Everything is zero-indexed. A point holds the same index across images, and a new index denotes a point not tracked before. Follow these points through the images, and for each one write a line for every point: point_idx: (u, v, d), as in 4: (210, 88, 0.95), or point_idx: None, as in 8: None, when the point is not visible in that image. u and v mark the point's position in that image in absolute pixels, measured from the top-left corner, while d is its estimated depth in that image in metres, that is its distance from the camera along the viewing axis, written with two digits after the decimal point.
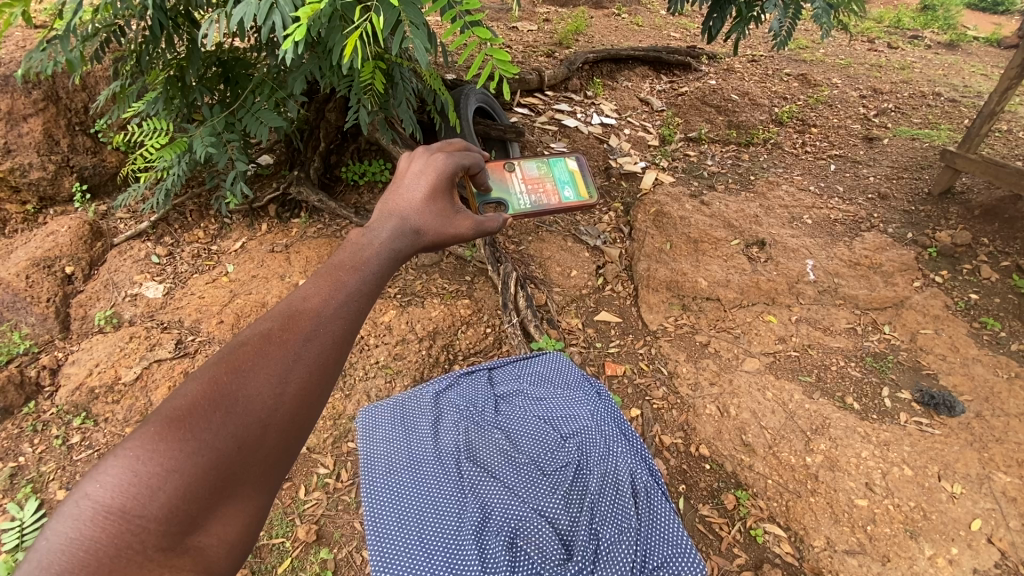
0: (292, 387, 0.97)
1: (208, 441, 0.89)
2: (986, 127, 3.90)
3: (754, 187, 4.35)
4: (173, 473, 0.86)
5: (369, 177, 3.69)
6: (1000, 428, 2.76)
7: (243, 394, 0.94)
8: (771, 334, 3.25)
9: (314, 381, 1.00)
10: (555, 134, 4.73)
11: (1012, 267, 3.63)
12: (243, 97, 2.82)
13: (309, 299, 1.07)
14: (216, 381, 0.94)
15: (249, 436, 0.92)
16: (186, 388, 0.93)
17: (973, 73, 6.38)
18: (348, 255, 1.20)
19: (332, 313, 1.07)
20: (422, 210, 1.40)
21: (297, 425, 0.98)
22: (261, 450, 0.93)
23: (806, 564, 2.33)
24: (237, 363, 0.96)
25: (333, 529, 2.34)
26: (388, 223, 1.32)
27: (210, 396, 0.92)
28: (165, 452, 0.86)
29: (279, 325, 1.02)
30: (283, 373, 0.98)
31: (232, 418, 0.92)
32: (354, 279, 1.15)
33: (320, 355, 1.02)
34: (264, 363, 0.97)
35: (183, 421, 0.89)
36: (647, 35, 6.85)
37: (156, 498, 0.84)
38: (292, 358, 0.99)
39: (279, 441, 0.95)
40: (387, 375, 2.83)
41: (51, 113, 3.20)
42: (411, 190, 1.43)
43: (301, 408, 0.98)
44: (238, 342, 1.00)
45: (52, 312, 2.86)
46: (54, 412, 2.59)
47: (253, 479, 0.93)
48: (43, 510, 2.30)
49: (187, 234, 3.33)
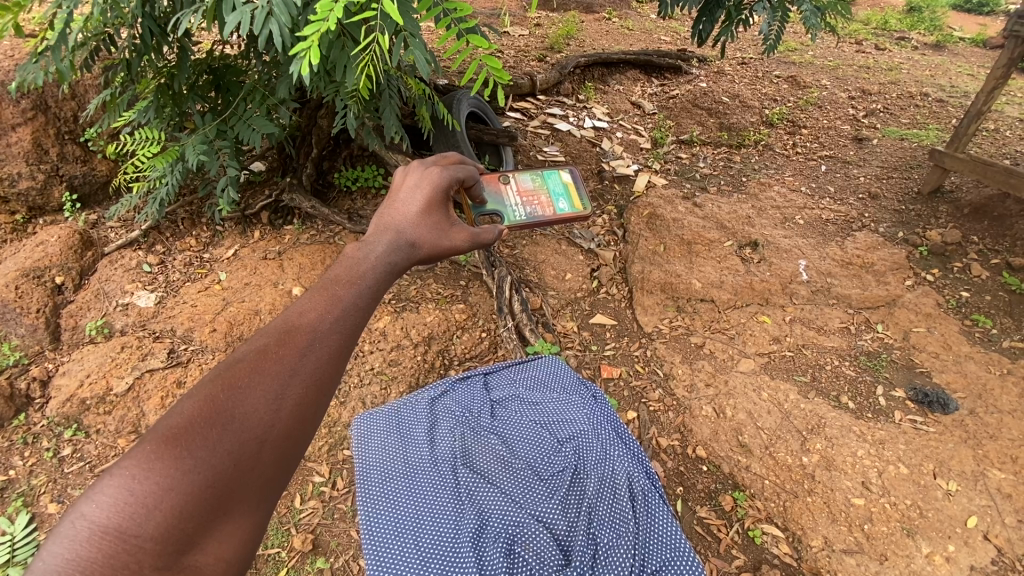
0: (288, 402, 0.97)
1: (205, 459, 0.88)
2: (973, 126, 3.94)
3: (747, 189, 4.37)
4: (170, 491, 0.84)
5: (362, 183, 3.68)
6: (994, 425, 2.78)
7: (240, 411, 0.93)
8: (765, 334, 3.26)
9: (312, 396, 0.99)
10: (548, 138, 4.75)
11: (1002, 265, 3.65)
12: (235, 105, 2.82)
13: (305, 314, 1.07)
14: (211, 399, 0.93)
15: (247, 452, 0.91)
16: (183, 406, 0.92)
17: (959, 74, 6.45)
18: (343, 268, 1.20)
19: (328, 328, 1.06)
20: (419, 221, 1.40)
21: (294, 440, 0.97)
22: (259, 467, 0.92)
23: (806, 565, 2.33)
24: (232, 381, 0.95)
25: (329, 538, 2.32)
26: (383, 237, 1.31)
27: (207, 413, 0.91)
28: (163, 471, 0.85)
29: (274, 342, 1.02)
30: (279, 388, 0.97)
31: (229, 435, 0.91)
32: (350, 292, 1.14)
33: (316, 369, 1.01)
34: (260, 379, 0.96)
35: (181, 438, 0.88)
36: (638, 39, 6.90)
37: (152, 517, 0.83)
38: (288, 373, 0.99)
39: (276, 456, 0.94)
40: (382, 382, 2.81)
41: (40, 122, 3.18)
42: (407, 202, 1.43)
43: (297, 424, 0.97)
44: (235, 360, 0.99)
45: (42, 322, 2.82)
46: (45, 424, 2.57)
47: (251, 495, 0.92)
48: (34, 524, 2.27)
49: (179, 242, 3.31)
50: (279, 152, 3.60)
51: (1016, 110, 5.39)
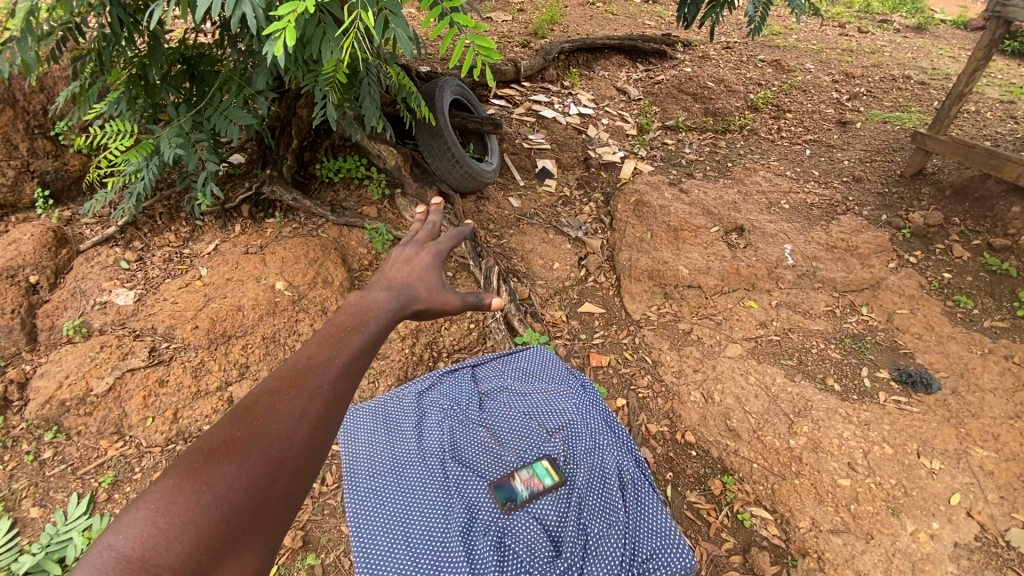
0: (300, 438, 0.86)
1: (221, 493, 0.79)
2: (955, 108, 3.97)
3: (732, 174, 4.38)
4: (189, 524, 0.76)
5: (345, 174, 3.61)
6: (976, 404, 2.83)
7: (255, 448, 0.83)
8: (752, 319, 3.27)
9: (326, 433, 0.87)
10: (533, 125, 4.71)
11: (983, 246, 3.70)
12: (210, 95, 2.74)
13: (317, 353, 0.97)
14: (228, 434, 0.84)
15: (260, 486, 0.81)
16: (204, 441, 0.85)
17: (940, 56, 6.49)
18: (352, 312, 1.07)
19: (341, 367, 0.95)
20: (430, 262, 1.26)
21: (307, 476, 0.85)
22: (275, 504, 0.82)
23: (794, 546, 2.35)
24: (248, 418, 0.86)
25: (319, 534, 2.30)
26: (389, 281, 1.17)
27: (223, 447, 0.83)
28: (183, 504, 0.78)
29: (287, 380, 0.91)
30: (292, 425, 0.86)
31: (244, 468, 0.81)
32: (359, 335, 1.01)
33: (330, 407, 0.90)
34: (272, 419, 0.86)
35: (200, 472, 0.81)
36: (623, 23, 6.84)
37: (171, 548, 0.74)
38: (300, 411, 0.88)
39: (292, 493, 0.83)
40: (370, 375, 2.78)
41: (8, 116, 3.08)
42: (414, 243, 1.31)
43: (311, 460, 0.85)
44: (250, 398, 0.90)
45: (17, 323, 2.74)
46: (24, 427, 2.50)
47: (269, 531, 0.81)
48: (15, 530, 2.22)
49: (157, 238, 3.23)
50: (258, 143, 3.53)
51: (996, 92, 5.45)
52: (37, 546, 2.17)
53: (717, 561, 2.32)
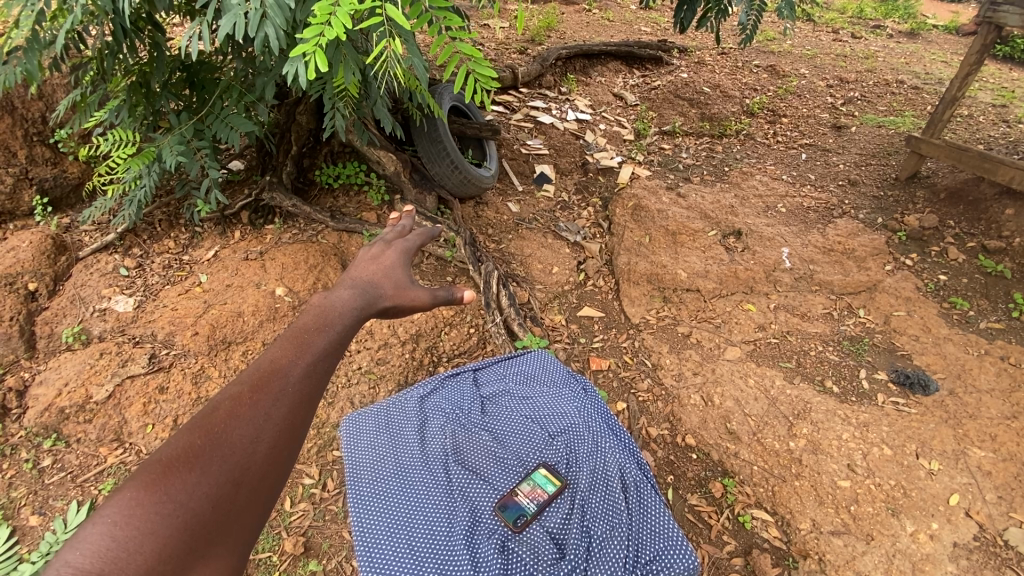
0: (263, 445, 0.86)
1: (183, 502, 0.78)
2: (948, 111, 4.00)
3: (729, 178, 4.41)
4: (151, 535, 0.75)
5: (344, 180, 3.64)
6: (973, 404, 2.85)
7: (217, 456, 0.83)
8: (750, 322, 3.30)
9: (290, 438, 0.88)
10: (531, 131, 4.75)
11: (978, 248, 3.72)
12: (211, 102, 2.76)
13: (279, 357, 0.97)
14: (189, 443, 0.84)
15: (224, 494, 0.81)
16: (164, 449, 0.84)
17: (933, 61, 6.57)
18: (314, 315, 1.07)
19: (303, 371, 0.95)
20: (397, 260, 1.29)
21: (270, 482, 0.86)
22: (240, 511, 0.82)
23: (794, 547, 2.35)
24: (209, 426, 0.86)
25: (321, 540, 2.30)
26: (354, 284, 1.18)
27: (181, 459, 0.82)
28: (144, 517, 0.76)
29: (248, 387, 0.91)
30: (254, 432, 0.86)
31: (206, 476, 0.81)
32: (323, 338, 1.02)
33: (294, 412, 0.90)
34: (234, 425, 0.86)
35: (159, 483, 0.79)
36: (619, 30, 6.91)
37: (134, 561, 0.73)
38: (262, 418, 0.88)
39: (256, 499, 0.84)
40: (371, 380, 2.79)
41: (7, 124, 3.09)
42: (379, 244, 1.35)
43: (274, 466, 0.86)
44: (210, 406, 0.89)
45: (16, 330, 2.72)
46: (23, 435, 2.49)
47: (231, 538, 0.81)
48: (14, 538, 2.21)
49: (156, 245, 3.24)
50: (257, 150, 3.55)
51: (988, 96, 5.52)
52: (37, 555, 2.15)
53: (718, 563, 2.33)
